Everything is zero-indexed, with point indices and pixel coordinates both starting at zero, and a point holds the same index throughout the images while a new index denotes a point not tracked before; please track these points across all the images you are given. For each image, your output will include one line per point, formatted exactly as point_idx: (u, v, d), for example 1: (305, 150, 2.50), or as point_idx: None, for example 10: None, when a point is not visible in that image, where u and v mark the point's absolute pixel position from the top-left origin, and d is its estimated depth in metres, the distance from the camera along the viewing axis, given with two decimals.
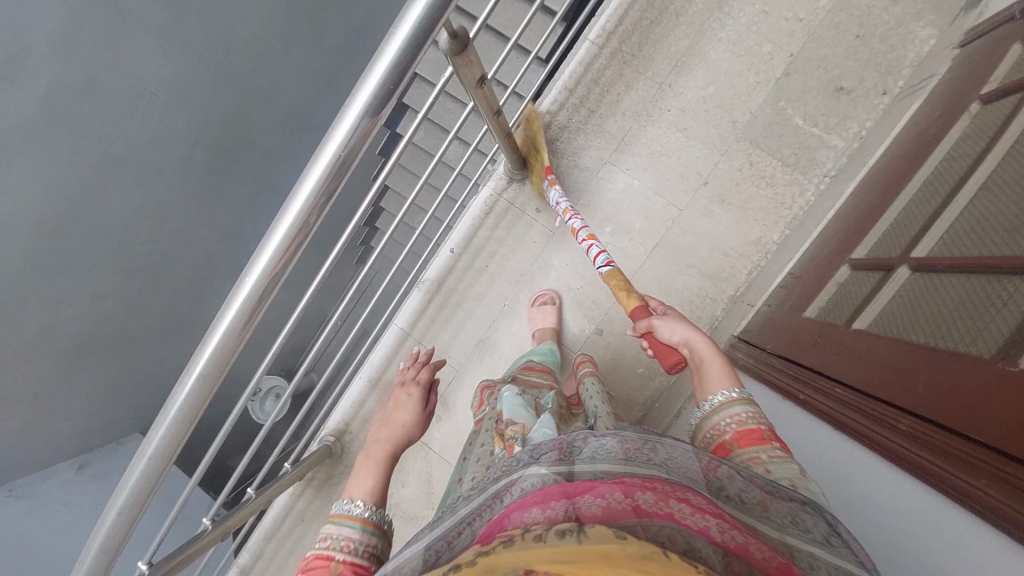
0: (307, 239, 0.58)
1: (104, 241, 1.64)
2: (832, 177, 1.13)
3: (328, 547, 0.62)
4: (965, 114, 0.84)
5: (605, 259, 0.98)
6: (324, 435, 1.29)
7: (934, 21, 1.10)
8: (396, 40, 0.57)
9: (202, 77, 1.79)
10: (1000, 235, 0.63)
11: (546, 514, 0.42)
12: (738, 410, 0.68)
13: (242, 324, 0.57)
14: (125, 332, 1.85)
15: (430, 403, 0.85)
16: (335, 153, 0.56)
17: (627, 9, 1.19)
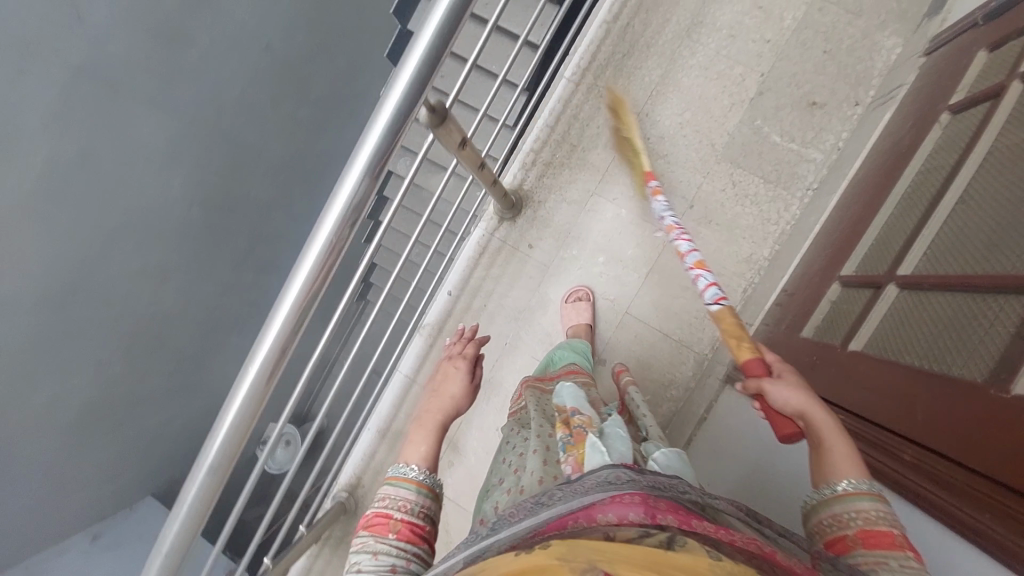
0: (300, 326, 0.63)
1: (106, 307, 1.79)
2: (814, 189, 1.15)
3: (386, 505, 0.64)
4: (935, 125, 0.85)
5: (716, 295, 0.81)
6: (337, 491, 1.32)
7: (898, 30, 1.14)
8: (369, 138, 0.63)
9: (194, 140, 1.89)
10: (981, 251, 0.61)
11: (635, 518, 0.45)
12: (866, 506, 0.53)
13: (248, 413, 0.62)
14: (131, 393, 2.00)
15: (477, 377, 0.82)
16: (323, 247, 0.62)
17: (599, 46, 1.23)
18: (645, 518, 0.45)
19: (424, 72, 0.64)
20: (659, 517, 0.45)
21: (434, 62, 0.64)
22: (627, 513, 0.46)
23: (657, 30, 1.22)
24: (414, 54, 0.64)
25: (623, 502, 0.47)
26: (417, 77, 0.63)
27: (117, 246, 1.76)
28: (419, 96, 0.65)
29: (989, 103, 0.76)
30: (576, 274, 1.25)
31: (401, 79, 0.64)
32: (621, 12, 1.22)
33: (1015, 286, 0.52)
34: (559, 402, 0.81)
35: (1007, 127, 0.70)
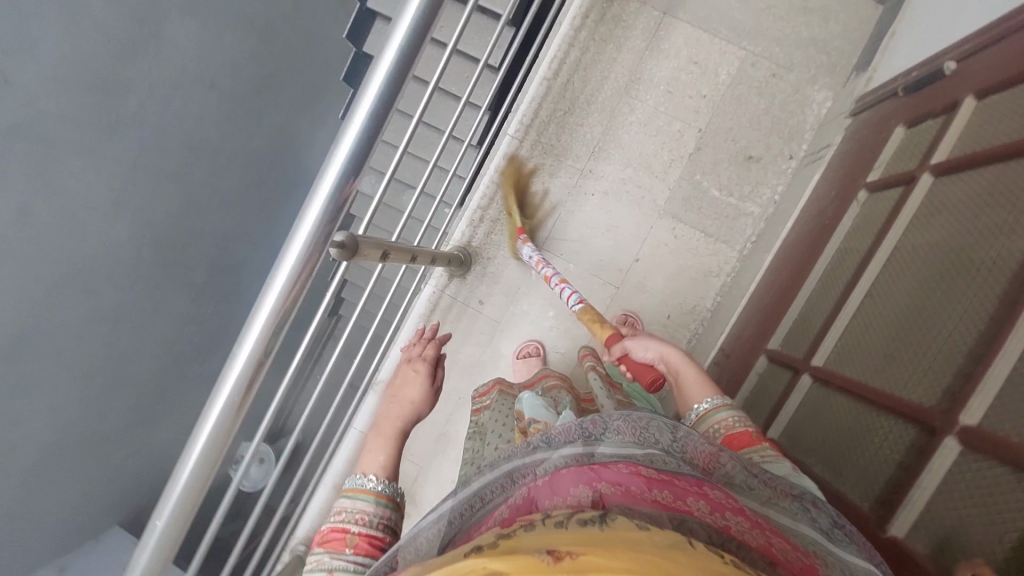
0: (206, 482, 0.64)
1: (56, 351, 1.63)
2: (753, 243, 1.18)
3: (342, 520, 0.62)
4: (855, 202, 0.88)
5: (576, 299, 1.06)
6: (295, 547, 1.33)
7: (829, 83, 1.17)
8: (267, 297, 0.63)
9: (143, 183, 1.81)
10: (878, 357, 0.67)
11: (570, 501, 0.41)
12: (724, 416, 0.69)
13: (158, 564, 0.64)
14: (87, 434, 1.82)
15: (438, 380, 0.82)
16: (222, 409, 0.62)
17: (541, 101, 1.24)
18: (586, 489, 0.42)
19: (322, 225, 0.63)
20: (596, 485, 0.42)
21: (330, 216, 0.63)
22: (569, 491, 0.42)
23: (597, 86, 1.23)
24: (311, 210, 0.62)
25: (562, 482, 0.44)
26: (314, 235, 0.62)
27: (64, 293, 1.62)
28: (319, 250, 0.64)
29: (900, 190, 0.79)
30: (526, 328, 1.26)
31: (306, 220, 0.62)
32: (561, 68, 1.23)
33: (907, 418, 0.58)
34: (520, 410, 0.81)
35: (912, 226, 0.73)
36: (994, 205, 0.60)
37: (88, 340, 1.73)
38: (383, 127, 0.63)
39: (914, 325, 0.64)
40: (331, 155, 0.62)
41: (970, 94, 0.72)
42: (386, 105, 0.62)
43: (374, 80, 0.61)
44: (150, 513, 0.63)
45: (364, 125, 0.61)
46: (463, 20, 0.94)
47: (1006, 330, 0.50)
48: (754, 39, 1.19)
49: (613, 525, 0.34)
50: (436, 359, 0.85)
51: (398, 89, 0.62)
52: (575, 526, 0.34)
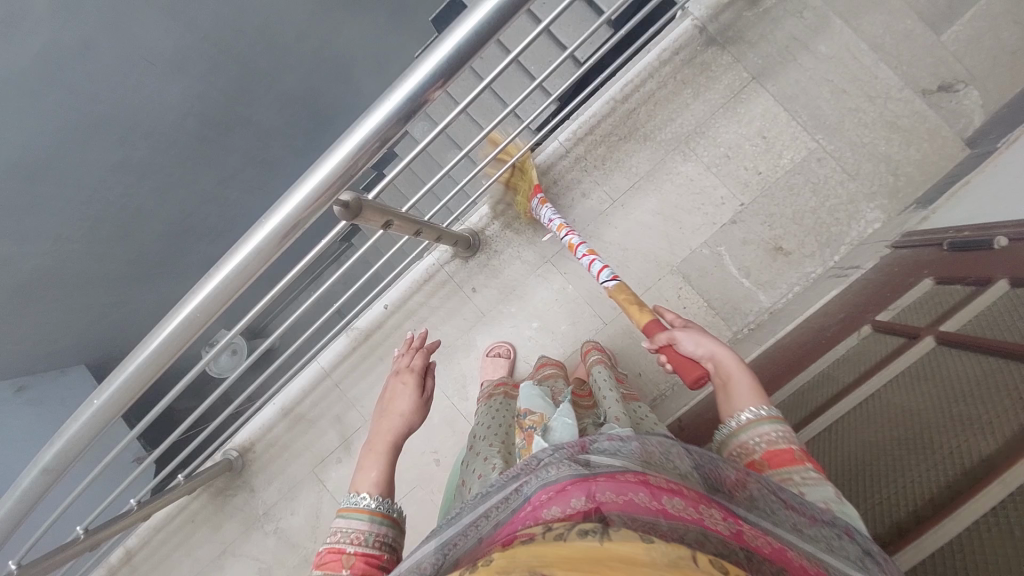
0: (147, 382, 0.66)
1: (78, 188, 1.61)
2: (751, 329, 1.16)
3: (338, 540, 0.60)
4: (856, 333, 0.87)
5: (609, 275, 0.99)
6: (228, 449, 1.38)
7: (885, 205, 1.13)
8: (251, 238, 0.62)
9: (204, 55, 1.86)
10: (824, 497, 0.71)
11: (567, 510, 0.42)
12: (766, 429, 0.60)
13: (84, 437, 0.67)
14: (84, 272, 1.72)
15: (428, 389, 0.76)
16: (178, 325, 0.63)
17: (600, 120, 1.23)
18: (585, 503, 0.42)
19: (326, 187, 0.62)
20: (597, 497, 0.42)
21: (335, 183, 0.62)
22: (569, 503, 0.42)
23: (659, 125, 1.21)
24: (320, 171, 0.62)
25: (561, 491, 0.44)
26: (319, 188, 0.62)
27: (99, 135, 1.63)
28: (321, 203, 0.63)
29: (903, 340, 0.77)
30: (505, 330, 1.27)
31: (318, 171, 0.62)
32: (632, 94, 1.21)
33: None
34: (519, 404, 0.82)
35: (897, 379, 0.73)
36: (975, 396, 0.61)
37: (114, 185, 1.73)
38: (424, 105, 0.60)
39: (862, 478, 0.67)
40: (359, 126, 0.60)
41: (1004, 277, 0.70)
42: (427, 92, 0.59)
43: (423, 68, 0.58)
44: (92, 391, 0.66)
45: (397, 106, 0.59)
46: (555, 13, 0.92)
47: (932, 521, 0.54)
48: (830, 135, 1.15)
49: (613, 537, 0.36)
50: (426, 368, 0.79)
51: (447, 73, 0.58)
52: (575, 539, 0.36)
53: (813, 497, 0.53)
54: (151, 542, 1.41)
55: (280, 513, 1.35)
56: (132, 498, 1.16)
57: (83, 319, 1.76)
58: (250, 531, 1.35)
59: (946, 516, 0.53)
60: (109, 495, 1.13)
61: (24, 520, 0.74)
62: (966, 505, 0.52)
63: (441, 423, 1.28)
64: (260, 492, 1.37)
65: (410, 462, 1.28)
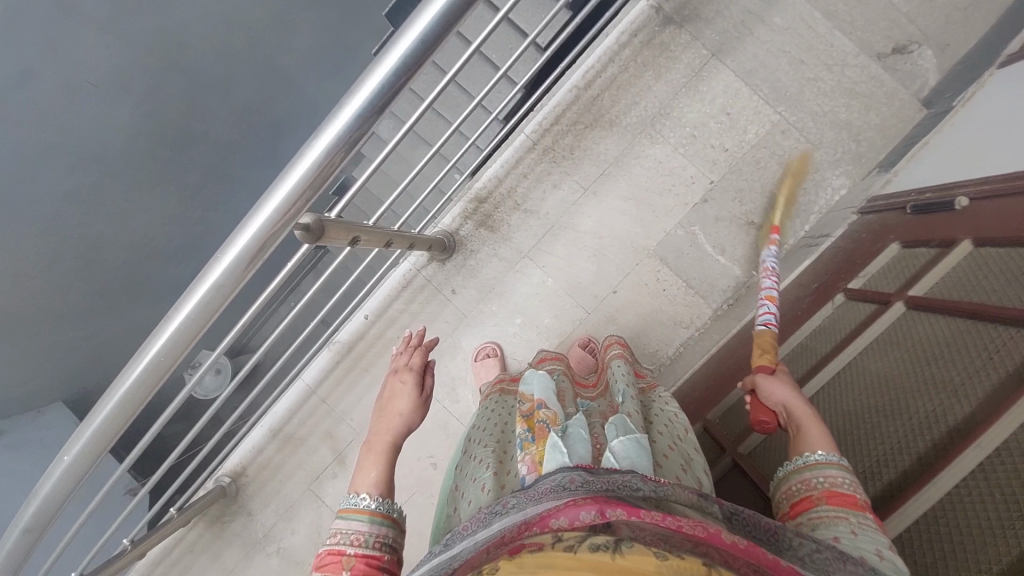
0: (120, 429, 0.63)
1: (32, 222, 1.55)
2: (730, 305, 1.17)
3: (338, 542, 0.58)
4: (831, 302, 0.89)
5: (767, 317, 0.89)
6: (220, 476, 1.36)
7: (849, 171, 1.15)
8: (210, 274, 0.60)
9: (150, 70, 1.79)
10: None
11: (575, 523, 0.42)
12: (834, 471, 0.56)
13: (61, 492, 0.65)
14: (50, 308, 1.66)
15: (427, 388, 0.77)
16: (144, 369, 0.60)
17: (565, 108, 1.22)
18: (595, 516, 0.42)
19: (282, 214, 0.60)
20: (606, 512, 0.42)
21: (292, 208, 0.60)
22: (578, 514, 0.43)
23: (623, 110, 1.20)
24: (275, 197, 0.59)
25: (571, 504, 0.44)
26: (274, 216, 0.59)
27: None
28: (279, 230, 0.61)
29: (875, 307, 0.79)
30: (489, 329, 1.26)
31: (273, 197, 0.59)
32: (594, 81, 1.20)
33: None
34: (529, 393, 0.79)
35: (871, 347, 0.74)
36: (946, 359, 0.62)
37: (71, 215, 1.67)
38: (376, 120, 0.59)
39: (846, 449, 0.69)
40: (310, 145, 0.58)
41: (968, 238, 0.71)
42: (377, 107, 0.57)
43: (369, 82, 0.56)
44: (62, 445, 0.64)
45: (347, 123, 0.57)
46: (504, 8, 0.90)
47: (913, 488, 0.56)
48: (791, 106, 1.16)
49: (625, 554, 0.38)
50: (424, 366, 0.81)
51: (396, 85, 0.57)
52: (585, 552, 0.38)
53: (866, 541, 0.49)
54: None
55: (280, 533, 1.34)
56: (125, 538, 1.13)
57: (55, 359, 1.70)
58: (252, 554, 1.34)
59: (926, 483, 0.55)
60: (101, 538, 1.10)
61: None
62: (945, 471, 0.54)
63: (433, 426, 1.27)
64: (258, 515, 1.35)
65: (406, 468, 1.27)
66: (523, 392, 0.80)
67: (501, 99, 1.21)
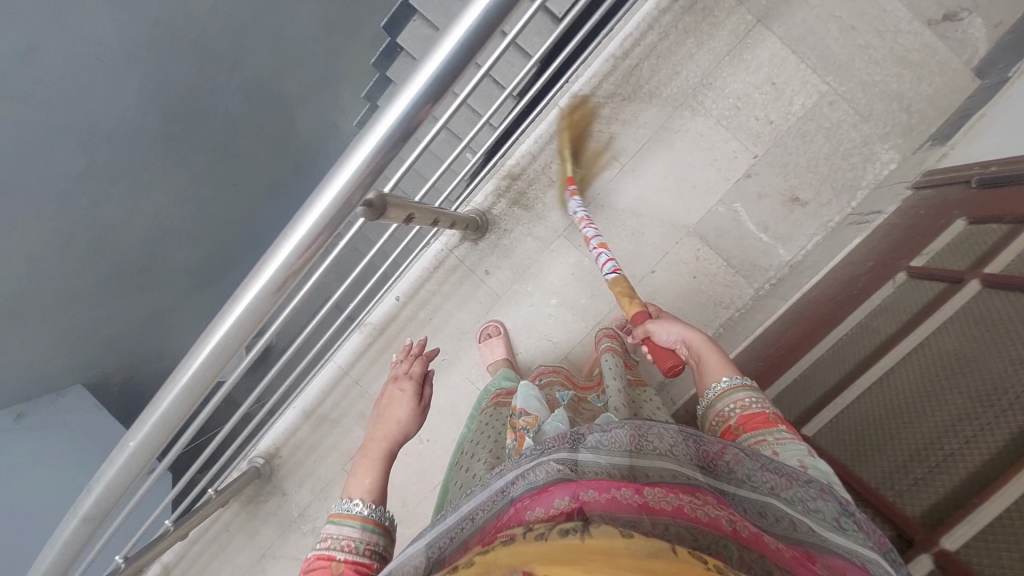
0: (182, 419, 0.61)
1: (46, 204, 1.50)
2: (772, 285, 1.15)
3: (328, 547, 0.62)
4: (891, 281, 0.86)
5: (610, 266, 1.00)
6: (254, 457, 1.36)
7: (899, 145, 1.11)
8: (277, 254, 0.56)
9: (153, 46, 1.71)
10: (884, 459, 0.70)
11: (549, 512, 0.42)
12: (739, 396, 0.67)
13: (125, 480, 0.63)
14: (70, 292, 1.64)
15: (425, 398, 0.79)
16: (209, 356, 0.58)
17: (603, 79, 1.16)
18: (569, 502, 0.43)
19: (351, 189, 0.56)
20: (579, 494, 0.43)
21: (361, 182, 0.56)
22: (552, 502, 0.43)
23: (664, 80, 1.15)
24: (343, 174, 0.55)
25: (544, 493, 0.45)
26: (344, 192, 0.55)
27: (60, 141, 1.49)
28: (348, 207, 0.56)
29: (945, 286, 0.77)
30: (524, 310, 1.24)
31: (343, 172, 0.55)
32: (633, 49, 1.14)
33: (891, 522, 0.65)
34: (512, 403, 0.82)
35: (941, 328, 0.73)
36: None
37: (84, 195, 1.61)
38: (453, 86, 0.53)
39: (915, 432, 0.68)
40: (380, 117, 0.53)
41: None
42: (455, 71, 0.52)
43: (446, 42, 0.50)
44: (126, 431, 0.62)
45: (422, 92, 0.52)
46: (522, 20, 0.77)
47: (1011, 472, 0.55)
48: (840, 76, 1.11)
49: (594, 535, 0.35)
50: (424, 375, 0.82)
51: (479, 46, 0.51)
52: (554, 539, 0.35)
53: (787, 456, 0.58)
54: (187, 555, 1.39)
55: (316, 512, 1.34)
56: (166, 520, 1.14)
57: (72, 340, 1.70)
58: (287, 534, 1.35)
59: None
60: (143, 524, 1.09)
61: (72, 565, 0.71)
62: None
63: (467, 408, 1.26)
64: (292, 495, 1.36)
65: (442, 449, 1.27)
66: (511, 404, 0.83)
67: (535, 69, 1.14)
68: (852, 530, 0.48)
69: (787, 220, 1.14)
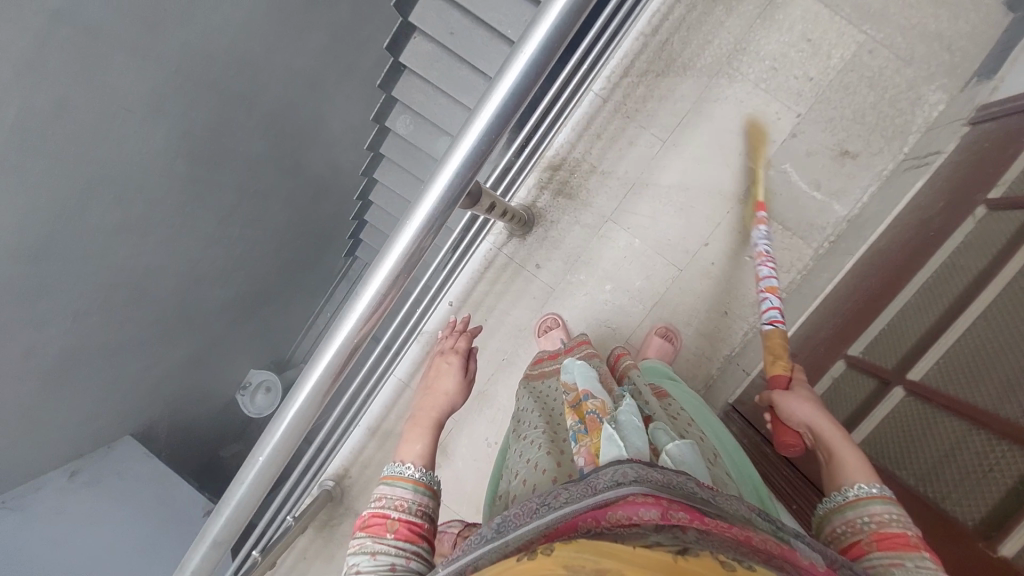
0: (309, 423, 0.61)
1: (84, 262, 1.51)
2: (832, 242, 1.13)
3: (383, 506, 0.63)
4: (970, 217, 0.83)
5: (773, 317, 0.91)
6: (324, 480, 1.36)
7: (945, 85, 1.09)
8: (398, 241, 0.60)
9: (179, 87, 1.62)
10: (1001, 386, 0.68)
11: (639, 521, 0.43)
12: (878, 509, 0.55)
13: (252, 499, 0.63)
14: (109, 342, 1.67)
15: (470, 371, 0.83)
16: (339, 351, 0.60)
17: (633, 59, 1.17)
18: (657, 516, 0.43)
19: (464, 173, 0.59)
20: (669, 514, 0.43)
21: (473, 166, 0.59)
22: (638, 511, 0.44)
23: (695, 52, 1.16)
24: (454, 156, 0.59)
25: (632, 501, 0.45)
26: (459, 176, 0.59)
27: (95, 199, 1.48)
28: (460, 191, 0.60)
29: None
30: (580, 299, 1.23)
31: (453, 158, 0.59)
32: (661, 25, 1.16)
33: (1020, 441, 0.62)
34: (573, 384, 0.79)
35: None
36: None
37: (121, 249, 1.62)
38: (549, 64, 0.57)
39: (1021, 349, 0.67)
40: (489, 97, 0.57)
41: None
42: (553, 50, 0.56)
43: (543, 24, 0.55)
44: (254, 447, 0.62)
45: (528, 66, 0.56)
46: None
47: None
48: (876, 23, 1.10)
49: (687, 559, 0.37)
50: (469, 351, 0.86)
51: (573, 22, 0.55)
52: (646, 549, 0.37)
53: None
54: None
55: None
56: (254, 549, 1.14)
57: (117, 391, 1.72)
58: None
59: None
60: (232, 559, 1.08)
61: None
62: None
63: None
64: None
65: None
66: (567, 382, 0.80)
67: (580, 48, 1.02)
68: None
69: (837, 175, 1.13)
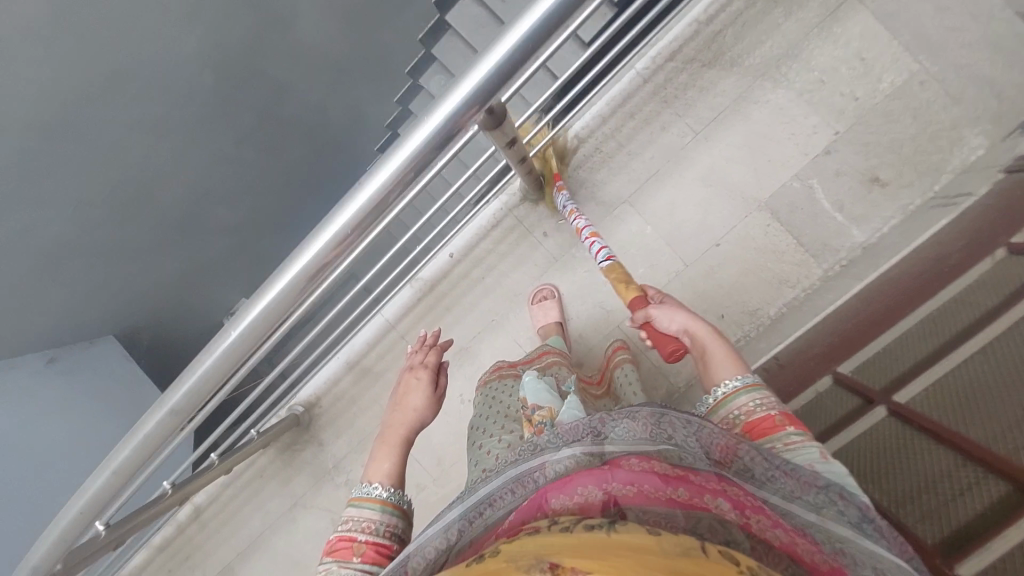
0: (289, 308, 0.60)
1: (94, 151, 1.49)
2: (843, 265, 1.11)
3: (349, 529, 0.62)
4: (988, 258, 0.81)
5: (605, 255, 0.99)
6: (293, 405, 1.35)
7: (989, 131, 1.06)
8: (411, 139, 0.57)
9: None
10: (986, 416, 0.66)
11: (579, 501, 0.43)
12: (743, 400, 0.63)
13: (219, 373, 0.62)
14: (108, 241, 1.62)
15: (441, 386, 0.78)
16: (331, 241, 0.58)
17: (682, 44, 1.15)
18: (594, 493, 0.43)
19: (493, 84, 0.56)
20: (607, 489, 0.44)
21: (505, 79, 0.56)
22: (575, 491, 0.44)
23: (747, 49, 1.13)
24: (487, 62, 0.55)
25: (570, 483, 0.45)
26: (488, 84, 0.56)
27: (118, 89, 1.47)
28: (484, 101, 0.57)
29: None
30: (581, 274, 1.22)
31: (486, 63, 0.55)
32: (717, 15, 1.13)
33: (997, 468, 0.60)
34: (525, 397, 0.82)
35: None
36: None
37: (135, 146, 1.60)
38: None
39: (1018, 391, 0.65)
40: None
41: None
42: None
43: None
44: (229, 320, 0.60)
45: None
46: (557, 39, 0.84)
47: None
48: (933, 55, 1.08)
49: (619, 530, 0.35)
50: (439, 365, 0.80)
51: None
52: (581, 532, 0.35)
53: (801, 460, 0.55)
54: (217, 499, 1.38)
55: (348, 463, 1.33)
56: (211, 454, 1.14)
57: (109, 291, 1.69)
58: (319, 484, 1.34)
59: None
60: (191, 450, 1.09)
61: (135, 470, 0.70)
62: None
63: None
64: (328, 446, 1.34)
65: None
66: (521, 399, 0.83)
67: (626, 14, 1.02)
68: (874, 535, 0.46)
69: (862, 201, 1.11)
